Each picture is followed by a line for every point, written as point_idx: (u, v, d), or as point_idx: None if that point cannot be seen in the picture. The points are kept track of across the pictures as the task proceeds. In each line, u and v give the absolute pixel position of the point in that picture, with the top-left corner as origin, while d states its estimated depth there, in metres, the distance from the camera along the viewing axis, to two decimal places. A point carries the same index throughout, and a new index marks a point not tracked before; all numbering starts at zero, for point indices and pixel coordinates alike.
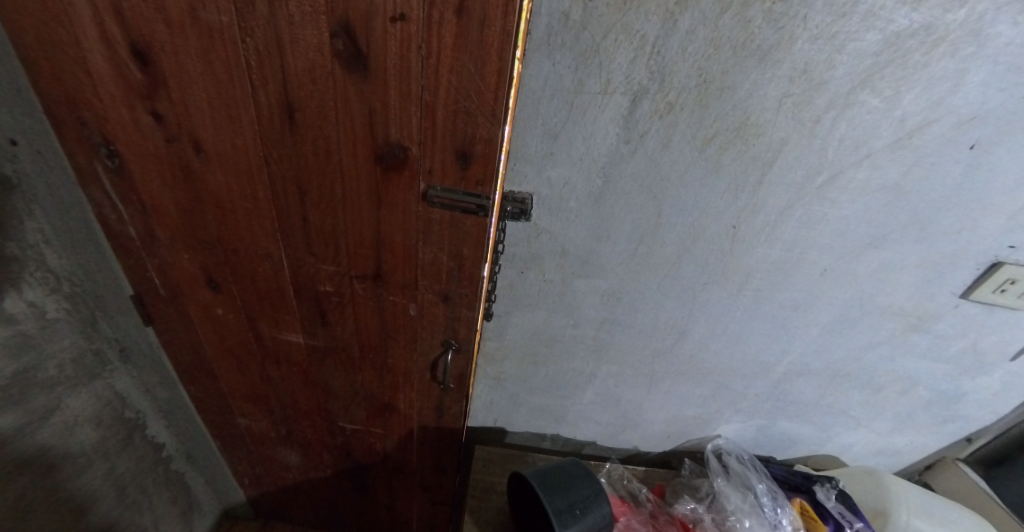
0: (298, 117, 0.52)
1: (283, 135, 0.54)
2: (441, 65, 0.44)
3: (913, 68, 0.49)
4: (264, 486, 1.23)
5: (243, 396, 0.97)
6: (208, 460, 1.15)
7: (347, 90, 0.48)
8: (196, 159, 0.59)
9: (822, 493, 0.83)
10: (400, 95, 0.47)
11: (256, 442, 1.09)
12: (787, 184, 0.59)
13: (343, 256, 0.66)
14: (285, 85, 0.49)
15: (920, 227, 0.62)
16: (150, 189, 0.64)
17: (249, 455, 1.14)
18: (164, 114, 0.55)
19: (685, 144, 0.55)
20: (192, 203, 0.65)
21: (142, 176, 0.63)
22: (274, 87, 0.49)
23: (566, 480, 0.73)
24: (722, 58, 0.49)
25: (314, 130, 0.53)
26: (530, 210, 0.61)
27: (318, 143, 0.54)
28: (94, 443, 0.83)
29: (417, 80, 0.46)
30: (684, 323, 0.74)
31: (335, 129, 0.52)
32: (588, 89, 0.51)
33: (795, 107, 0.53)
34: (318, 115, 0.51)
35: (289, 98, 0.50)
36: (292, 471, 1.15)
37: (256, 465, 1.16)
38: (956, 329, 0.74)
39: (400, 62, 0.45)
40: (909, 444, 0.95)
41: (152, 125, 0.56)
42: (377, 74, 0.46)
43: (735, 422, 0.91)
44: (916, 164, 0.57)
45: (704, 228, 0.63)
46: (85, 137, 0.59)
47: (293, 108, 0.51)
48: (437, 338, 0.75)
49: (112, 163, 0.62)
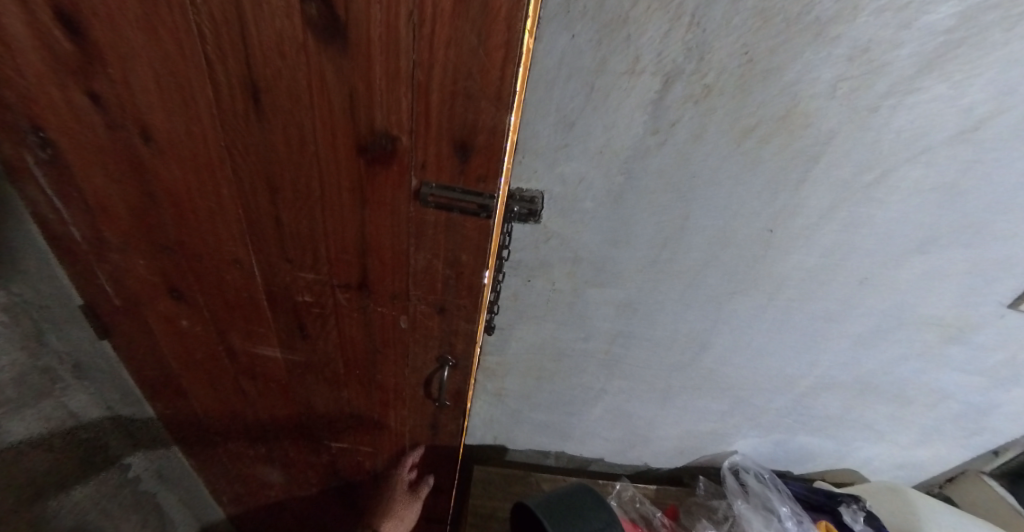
0: (264, 101, 0.42)
1: (248, 122, 0.45)
2: (436, 35, 0.35)
3: (989, 47, 0.42)
4: (245, 504, 1.14)
5: (217, 412, 0.88)
6: (184, 480, 1.06)
7: (323, 67, 0.39)
8: (145, 148, 0.50)
9: (848, 515, 0.76)
10: (388, 75, 0.38)
11: (233, 460, 1.00)
12: (831, 182, 0.52)
13: (323, 263, 0.58)
14: (247, 61, 0.39)
15: (972, 231, 0.56)
16: (94, 183, 0.55)
17: (227, 473, 1.05)
18: (102, 95, 0.45)
19: (720, 135, 0.48)
20: (145, 201, 0.55)
21: (83, 168, 0.53)
22: (232, 62, 0.40)
23: (577, 513, 0.65)
24: (772, 32, 0.41)
25: (284, 116, 0.43)
26: (539, 210, 0.53)
27: (290, 133, 0.45)
28: (46, 468, 0.74)
29: (407, 55, 0.37)
30: (706, 335, 0.67)
31: (312, 115, 0.43)
32: (611, 68, 0.43)
33: (850, 92, 0.45)
34: (288, 98, 0.42)
35: (252, 76, 0.40)
36: (274, 491, 1.06)
37: (235, 483, 1.07)
38: (997, 341, 0.68)
39: (386, 31, 0.35)
40: (932, 458, 0.89)
41: (90, 109, 0.47)
42: (359, 48, 0.36)
43: (752, 437, 0.84)
44: (978, 160, 0.50)
45: (735, 232, 0.56)
46: (8, 123, 0.50)
47: (257, 88, 0.41)
48: (431, 353, 0.67)
49: (46, 154, 0.52)
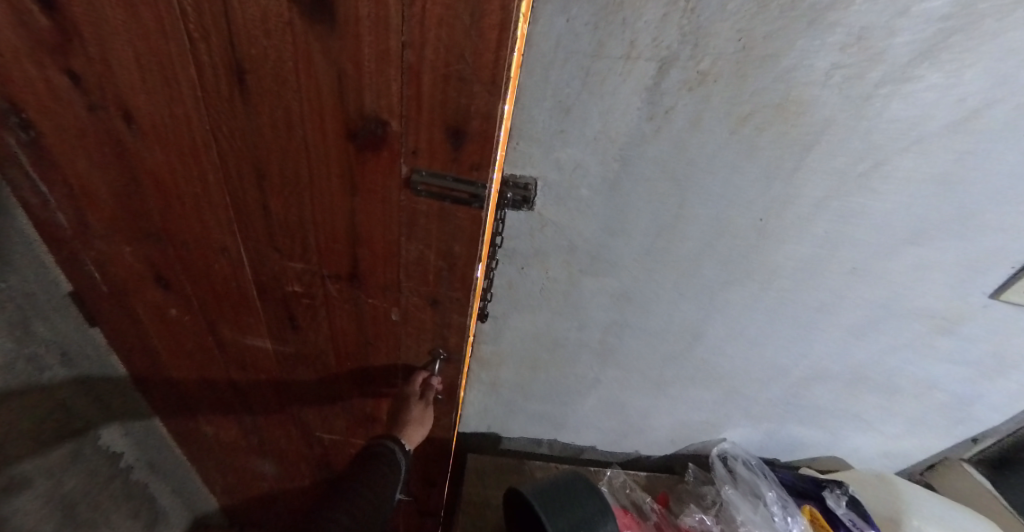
0: (249, 82, 0.40)
1: (233, 104, 0.43)
2: (427, 14, 0.32)
3: (984, 36, 0.42)
4: (238, 495, 1.14)
5: (209, 404, 0.88)
6: (176, 470, 1.05)
7: (310, 48, 0.36)
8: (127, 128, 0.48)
9: (832, 500, 0.79)
10: (378, 57, 0.36)
11: (226, 451, 1.00)
12: (826, 171, 0.52)
13: (313, 253, 0.57)
14: (229, 40, 0.37)
15: (961, 222, 0.57)
16: (76, 167, 0.54)
17: (220, 463, 1.05)
18: (82, 74, 0.44)
19: (717, 122, 0.47)
20: (129, 186, 0.54)
21: (65, 151, 0.52)
22: (214, 40, 0.37)
23: (571, 499, 0.66)
24: (769, 18, 0.40)
25: (270, 99, 0.42)
26: (533, 197, 0.53)
27: (277, 117, 0.43)
28: (34, 458, 0.73)
29: (397, 35, 0.34)
30: (699, 325, 0.68)
31: (300, 98, 0.41)
32: (608, 53, 0.42)
33: (845, 80, 0.45)
34: (274, 80, 0.40)
35: (234, 56, 0.38)
36: (266, 482, 1.06)
37: (228, 474, 1.07)
38: (984, 331, 0.69)
39: (375, 9, 0.32)
40: (918, 447, 0.91)
41: (70, 88, 0.46)
42: (347, 28, 0.34)
43: (742, 426, 0.85)
44: (969, 151, 0.50)
45: (730, 221, 0.56)
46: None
47: (242, 69, 0.39)
48: (423, 345, 0.67)
49: (26, 135, 0.51)
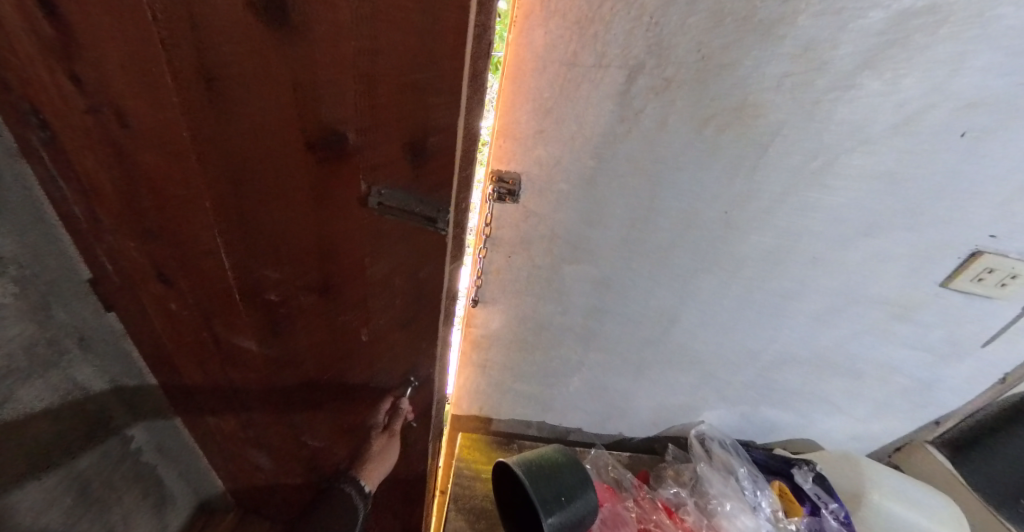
0: (210, 92, 0.38)
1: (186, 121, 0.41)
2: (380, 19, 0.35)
3: (915, 49, 0.47)
4: (238, 486, 1.17)
5: (201, 399, 0.90)
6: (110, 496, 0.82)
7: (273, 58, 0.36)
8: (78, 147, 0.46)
9: (800, 476, 0.84)
10: (356, 75, 0.38)
11: (228, 443, 1.03)
12: (783, 168, 0.57)
13: (283, 269, 0.56)
14: (187, 47, 0.34)
15: (909, 215, 0.62)
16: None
17: (219, 451, 1.08)
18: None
19: (682, 124, 0.53)
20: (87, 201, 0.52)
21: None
22: (177, 63, 0.36)
23: (553, 469, 0.71)
24: (724, 32, 0.46)
25: (232, 108, 0.39)
26: (518, 191, 0.58)
27: (238, 137, 0.42)
28: (49, 438, 0.65)
29: (354, 43, 0.36)
30: (674, 310, 0.73)
31: (273, 119, 0.41)
32: (582, 61, 0.48)
33: (795, 87, 0.50)
34: (240, 88, 0.38)
35: (202, 71, 0.36)
36: (261, 471, 1.10)
37: (229, 463, 1.10)
38: (937, 317, 0.75)
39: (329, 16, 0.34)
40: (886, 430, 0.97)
41: None
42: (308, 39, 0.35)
43: (719, 408, 0.91)
44: (911, 150, 0.56)
45: (698, 213, 0.61)
46: None
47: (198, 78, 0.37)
48: (405, 351, 0.72)
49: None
